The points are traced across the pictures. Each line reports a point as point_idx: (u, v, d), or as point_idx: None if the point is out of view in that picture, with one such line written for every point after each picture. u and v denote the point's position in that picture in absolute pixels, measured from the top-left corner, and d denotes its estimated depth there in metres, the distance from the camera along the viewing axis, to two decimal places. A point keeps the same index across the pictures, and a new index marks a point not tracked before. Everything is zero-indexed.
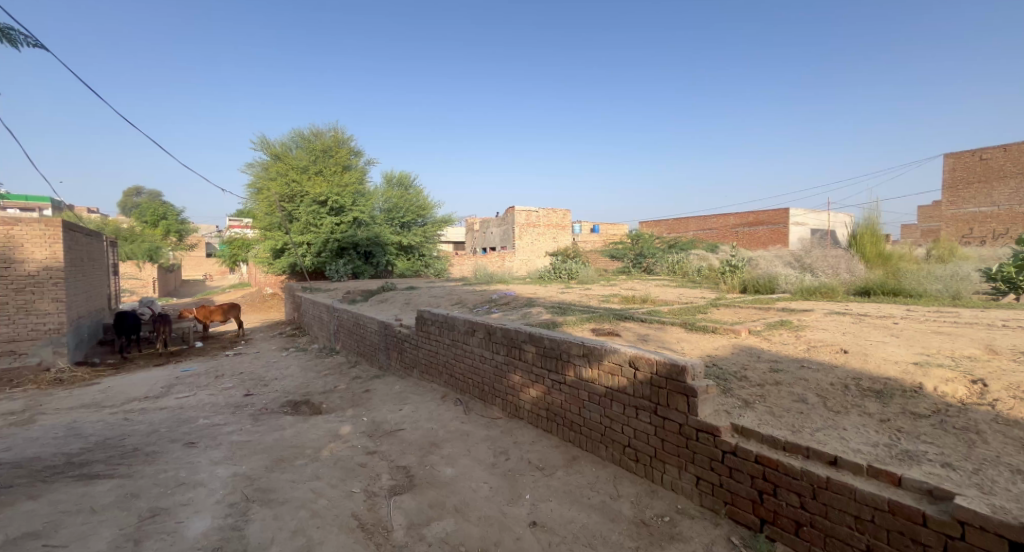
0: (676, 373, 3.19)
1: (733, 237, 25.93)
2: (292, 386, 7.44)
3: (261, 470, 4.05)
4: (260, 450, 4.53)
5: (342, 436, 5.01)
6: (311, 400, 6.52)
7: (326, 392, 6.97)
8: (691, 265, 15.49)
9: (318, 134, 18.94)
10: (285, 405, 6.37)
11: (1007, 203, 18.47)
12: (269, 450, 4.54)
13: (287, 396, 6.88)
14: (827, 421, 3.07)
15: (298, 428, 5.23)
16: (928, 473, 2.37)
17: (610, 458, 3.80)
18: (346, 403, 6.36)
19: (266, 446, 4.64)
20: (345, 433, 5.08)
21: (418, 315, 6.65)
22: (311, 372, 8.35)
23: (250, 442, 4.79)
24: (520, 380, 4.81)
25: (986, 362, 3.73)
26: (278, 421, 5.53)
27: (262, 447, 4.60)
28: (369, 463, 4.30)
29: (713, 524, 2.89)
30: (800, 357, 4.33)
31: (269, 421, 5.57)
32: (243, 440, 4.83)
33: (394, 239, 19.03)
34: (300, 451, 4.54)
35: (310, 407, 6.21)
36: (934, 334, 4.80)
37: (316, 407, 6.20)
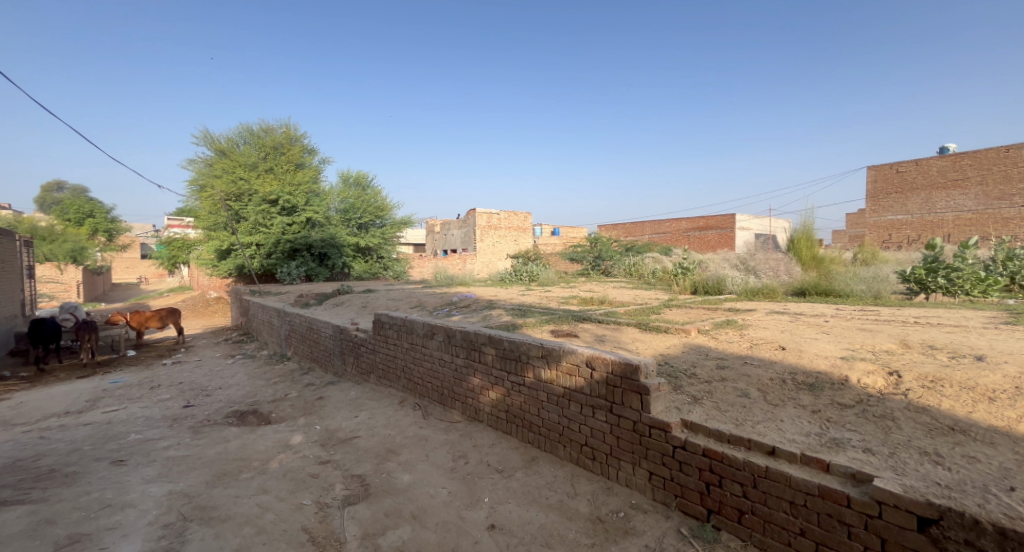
0: (630, 372, 3.32)
1: (685, 241, 27.05)
2: (238, 395, 7.11)
3: (201, 486, 3.85)
4: (199, 466, 4.30)
5: (293, 446, 4.85)
6: (259, 409, 6.27)
7: (276, 400, 6.70)
8: (646, 268, 16.06)
9: (269, 129, 18.21)
10: (230, 415, 6.08)
11: (919, 212, 20.34)
12: (210, 465, 4.32)
13: (231, 406, 6.56)
14: (767, 414, 3.28)
15: (244, 439, 5.01)
16: (852, 458, 2.59)
17: (568, 457, 3.89)
18: (298, 411, 6.14)
19: (208, 461, 4.41)
20: (296, 443, 4.92)
21: (376, 318, 6.53)
22: (259, 380, 8.00)
23: (188, 457, 4.53)
24: (479, 383, 4.83)
25: (900, 356, 4.12)
26: (221, 433, 5.27)
27: (202, 462, 4.37)
28: (321, 473, 4.18)
29: (665, 517, 3.02)
30: (743, 355, 4.61)
31: (211, 433, 5.30)
32: (181, 455, 4.57)
33: (351, 240, 18.52)
34: (246, 465, 4.35)
35: (258, 417, 5.96)
36: (859, 331, 5.23)
37: (266, 417, 5.95)
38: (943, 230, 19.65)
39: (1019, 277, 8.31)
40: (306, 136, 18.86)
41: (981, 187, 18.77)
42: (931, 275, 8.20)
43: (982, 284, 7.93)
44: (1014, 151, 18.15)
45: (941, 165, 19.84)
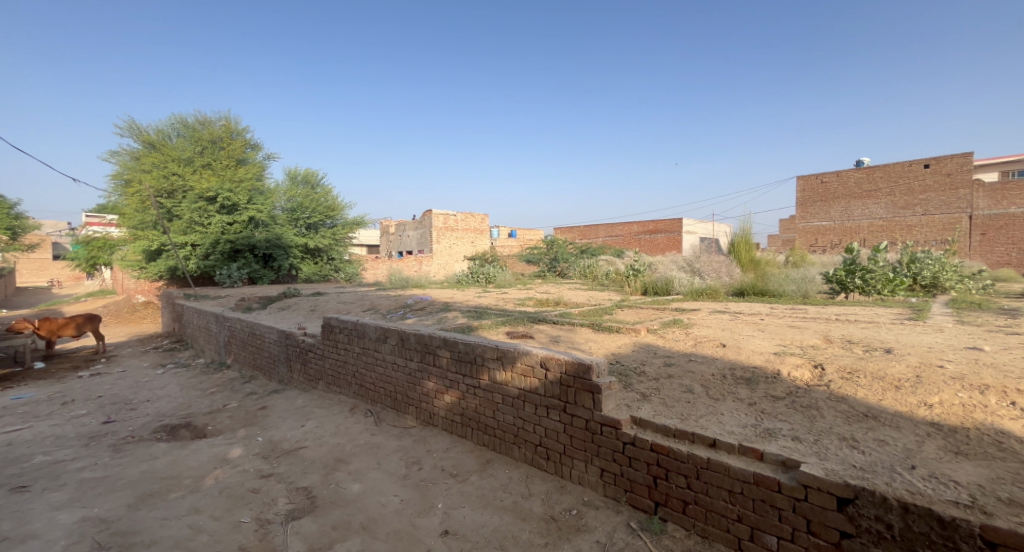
0: (582, 371, 3.40)
1: (636, 244, 27.92)
2: (168, 408, 6.64)
3: (122, 510, 3.57)
4: (120, 487, 3.98)
5: (231, 461, 4.60)
6: (193, 422, 5.89)
7: (213, 412, 6.32)
8: (600, 270, 16.47)
9: (207, 122, 17.18)
10: (158, 430, 5.68)
11: (840, 218, 22.09)
12: (134, 486, 4.01)
13: (160, 420, 6.13)
14: (709, 408, 3.47)
15: (174, 456, 4.70)
16: (783, 446, 2.78)
17: (522, 457, 3.93)
18: (238, 422, 5.83)
19: (131, 482, 4.09)
20: (234, 457, 4.67)
21: (325, 322, 6.32)
22: (193, 391, 7.52)
23: (108, 478, 4.19)
24: (433, 386, 4.78)
25: (825, 350, 4.47)
26: (147, 450, 4.91)
27: (124, 484, 4.05)
28: (263, 487, 4.00)
29: (615, 512, 3.13)
30: (687, 352, 4.85)
31: (136, 451, 4.93)
32: (98, 477, 4.22)
33: (299, 241, 17.80)
34: (176, 483, 4.08)
35: (192, 431, 5.59)
36: (791, 328, 5.63)
37: (201, 430, 5.60)
38: (859, 236, 21.45)
39: (920, 278, 9.23)
40: (248, 130, 17.92)
41: (891, 198, 20.69)
42: (850, 275, 8.95)
43: (891, 284, 8.76)
44: (916, 166, 20.09)
45: (857, 177, 21.59)
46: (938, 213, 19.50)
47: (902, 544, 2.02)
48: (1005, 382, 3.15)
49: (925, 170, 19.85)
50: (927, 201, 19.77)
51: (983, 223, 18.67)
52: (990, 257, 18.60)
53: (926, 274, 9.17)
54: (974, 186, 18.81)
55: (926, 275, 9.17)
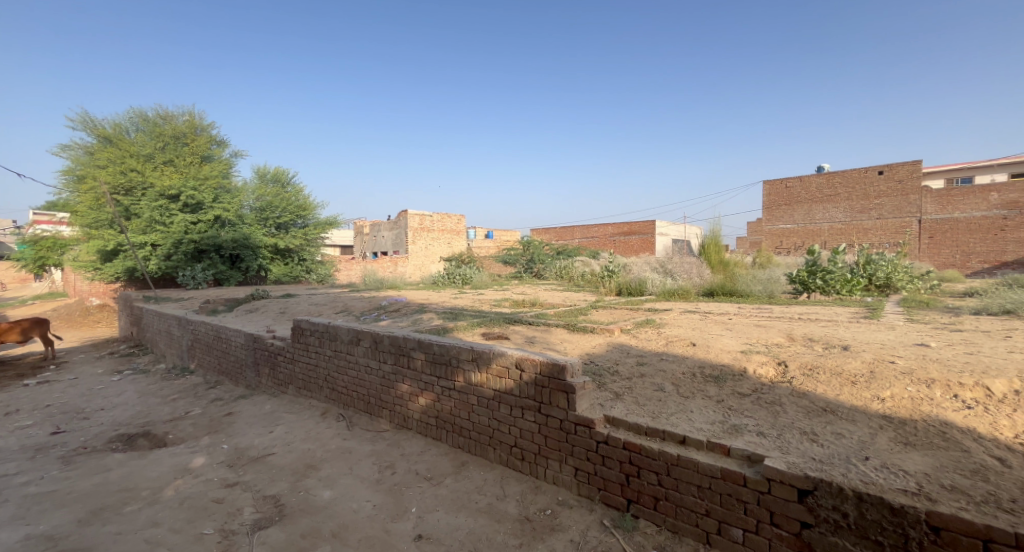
0: (557, 371, 3.43)
1: (611, 246, 28.28)
2: (124, 417, 6.36)
3: (71, 526, 3.41)
4: (70, 502, 3.80)
5: (193, 470, 4.44)
6: (152, 431, 5.66)
7: (174, 420, 6.09)
8: (576, 270, 16.63)
9: (169, 117, 16.56)
10: (113, 440, 5.43)
11: (803, 222, 22.92)
12: (85, 500, 3.83)
13: (116, 429, 5.86)
14: (678, 406, 3.55)
15: (131, 467, 4.51)
16: (748, 442, 2.88)
17: (498, 459, 3.93)
18: (201, 430, 5.63)
19: (82, 496, 3.91)
20: (196, 467, 4.51)
21: (295, 325, 6.17)
22: (152, 398, 7.22)
23: (56, 492, 3.99)
24: (408, 389, 4.73)
25: (789, 347, 4.64)
26: (101, 462, 4.69)
27: (74, 498, 3.86)
28: (228, 497, 3.88)
29: (589, 510, 3.16)
30: (659, 352, 4.95)
31: (88, 463, 4.70)
32: (46, 491, 4.01)
33: (268, 241, 17.33)
34: (133, 496, 3.91)
35: (151, 440, 5.37)
36: (757, 327, 5.82)
37: (160, 439, 5.38)
38: (820, 238, 22.33)
39: (875, 278, 9.66)
40: (214, 126, 17.38)
41: (849, 203, 21.61)
42: (811, 276, 9.32)
43: (849, 284, 9.16)
44: (871, 173, 21.06)
45: (818, 183, 22.46)
46: (891, 217, 20.51)
47: (857, 531, 2.12)
48: (948, 376, 3.33)
49: (879, 176, 20.85)
50: (880, 206, 20.75)
51: (932, 227, 19.71)
52: (937, 258, 19.69)
53: (880, 275, 9.62)
54: (923, 191, 19.84)
55: (880, 276, 9.61)
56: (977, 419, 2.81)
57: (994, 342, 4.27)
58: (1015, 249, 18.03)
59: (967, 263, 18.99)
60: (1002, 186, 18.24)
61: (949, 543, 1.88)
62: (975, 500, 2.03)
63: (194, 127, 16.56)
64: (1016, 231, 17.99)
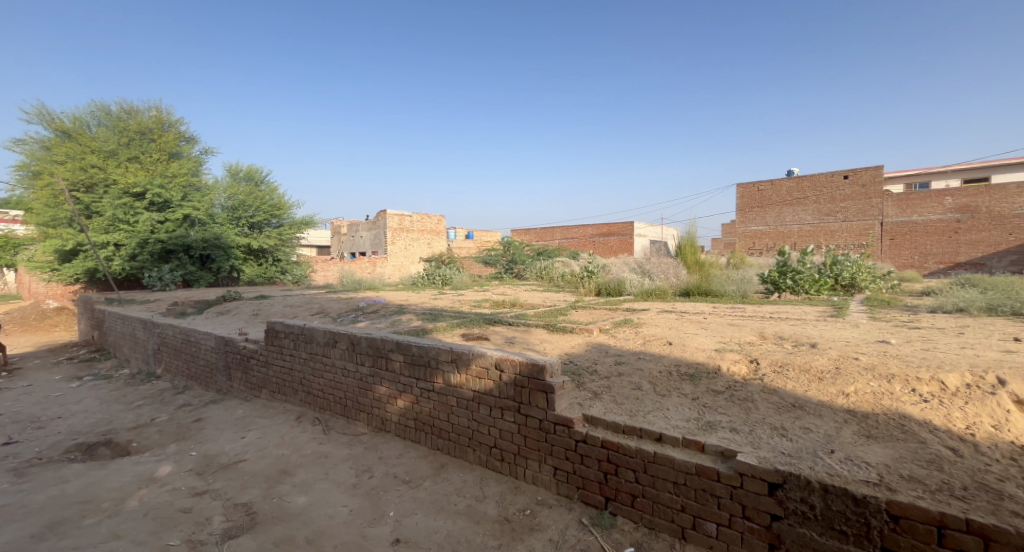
0: (536, 372, 3.45)
1: (590, 246, 28.53)
2: (85, 425, 6.11)
3: (24, 542, 3.26)
4: (24, 516, 3.64)
5: (159, 479, 4.30)
6: (114, 439, 5.46)
7: (139, 427, 5.89)
8: (556, 271, 16.73)
9: (134, 112, 16.05)
10: (73, 450, 5.22)
11: (774, 224, 23.57)
12: (41, 514, 3.67)
13: (75, 438, 5.63)
14: (655, 404, 3.61)
15: (91, 478, 4.34)
16: (722, 438, 2.95)
17: (477, 460, 3.93)
18: (168, 437, 5.46)
19: (38, 510, 3.75)
20: (162, 475, 4.37)
21: (269, 327, 6.05)
22: (115, 405, 6.96)
23: (9, 507, 3.81)
24: (386, 391, 4.69)
25: (760, 345, 4.78)
26: (59, 473, 4.51)
27: (29, 512, 3.70)
28: (197, 506, 3.77)
29: (568, 509, 3.19)
30: (637, 351, 5.03)
31: (45, 474, 4.51)
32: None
33: (241, 241, 16.85)
34: (93, 507, 3.77)
35: (113, 449, 5.18)
36: (731, 326, 5.97)
37: (123, 447, 5.19)
38: (790, 240, 23.01)
39: (841, 278, 10.01)
40: (183, 122, 16.91)
41: (817, 205, 22.33)
42: (782, 276, 9.63)
43: (816, 284, 9.48)
44: (836, 177, 21.80)
45: (789, 186, 23.13)
46: (856, 220, 21.29)
47: (823, 522, 2.19)
48: (907, 371, 3.49)
49: (844, 181, 21.59)
50: (846, 209, 21.50)
51: (893, 229, 20.53)
52: (898, 259, 20.53)
53: (846, 275, 9.96)
54: (885, 195, 20.64)
55: (846, 276, 9.97)
56: (933, 412, 2.94)
57: (949, 339, 4.48)
58: (968, 251, 18.97)
59: (924, 264, 19.86)
60: (956, 191, 19.14)
61: (907, 531, 1.97)
62: (931, 488, 2.13)
63: (162, 123, 16.12)
64: (969, 234, 18.91)
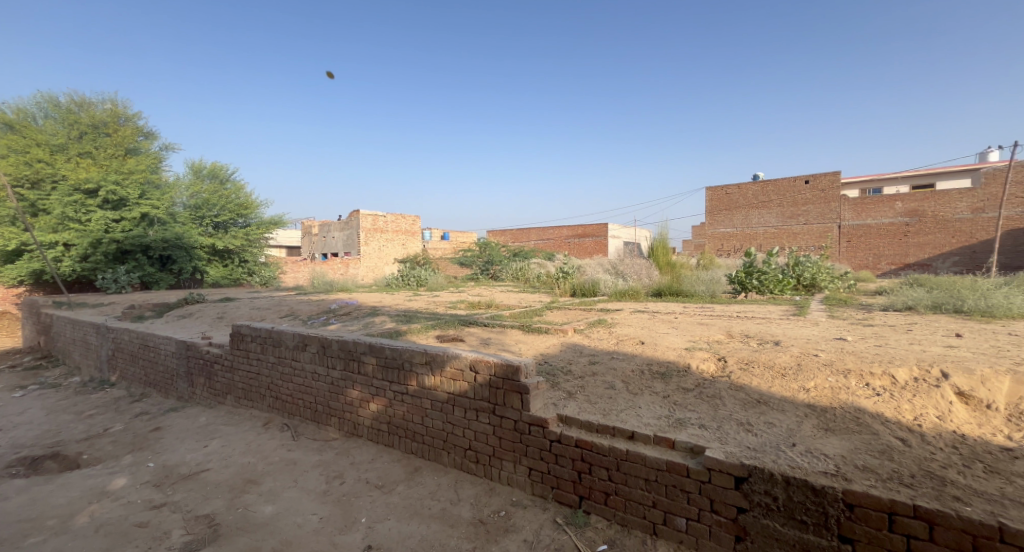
0: (511, 372, 3.46)
1: (566, 247, 28.76)
2: (29, 438, 5.79)
3: None
4: None
5: (112, 493, 4.12)
6: (63, 452, 5.19)
7: (91, 438, 5.61)
8: (531, 272, 16.79)
9: (86, 105, 15.35)
10: (16, 465, 4.93)
11: (741, 226, 24.29)
12: None
13: (19, 452, 5.32)
14: (627, 402, 3.68)
15: (37, 494, 4.12)
16: (691, 434, 3.02)
17: (451, 463, 3.91)
18: (122, 448, 5.22)
19: None
20: (116, 489, 4.18)
21: (234, 330, 5.86)
22: (64, 415, 6.61)
23: None
24: (358, 395, 4.61)
25: (728, 343, 4.92)
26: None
27: None
28: (155, 519, 3.63)
29: (542, 509, 3.21)
30: (610, 350, 5.10)
31: None
32: None
33: (204, 241, 16.42)
34: (37, 526, 3.58)
35: (61, 462, 4.92)
36: (700, 325, 6.13)
37: (73, 460, 4.94)
38: (756, 242, 23.77)
39: (803, 279, 10.39)
40: (141, 116, 16.31)
41: (781, 208, 23.14)
42: (748, 277, 9.96)
43: (780, 284, 9.83)
44: (798, 182, 22.62)
45: (755, 190, 23.87)
46: (816, 223, 22.16)
47: (785, 513, 2.27)
48: (862, 366, 3.66)
49: (805, 185, 22.43)
50: (807, 212, 22.34)
51: (850, 232, 21.45)
52: (855, 260, 21.47)
53: (807, 275, 10.36)
54: (842, 199, 21.56)
55: (807, 276, 10.36)
56: (885, 404, 3.10)
57: (899, 335, 4.72)
58: (916, 252, 20.05)
59: (878, 265, 20.87)
60: (906, 196, 20.17)
61: (861, 518, 2.07)
62: (884, 477, 2.24)
63: (116, 116, 15.46)
64: (918, 236, 19.98)
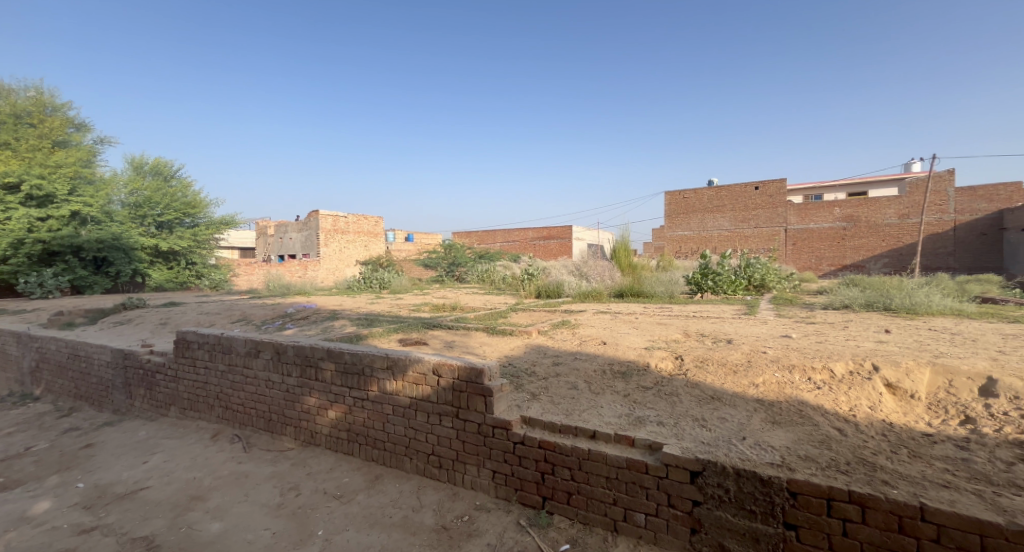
0: (475, 375, 3.44)
1: (531, 249, 28.94)
2: None
3: None
4: None
5: (35, 519, 3.80)
6: None
7: (12, 459, 5.17)
8: (496, 273, 16.80)
9: (7, 94, 14.31)
10: None
11: (698, 230, 25.17)
12: None
13: None
14: (590, 402, 3.73)
15: None
16: (650, 431, 3.09)
17: (414, 469, 3.84)
18: (48, 468, 4.83)
19: None
20: (39, 514, 3.87)
21: (179, 338, 5.55)
22: None
23: None
24: (316, 402, 4.46)
25: (686, 342, 5.07)
26: None
27: None
28: (85, 544, 3.38)
29: (506, 511, 3.20)
30: (573, 351, 5.16)
31: None
32: None
33: (146, 241, 15.54)
34: None
35: None
36: (659, 325, 6.30)
37: None
38: (711, 244, 24.69)
39: (754, 279, 10.86)
40: (71, 106, 15.30)
41: (734, 212, 24.12)
42: (704, 278, 10.35)
43: (733, 284, 10.26)
44: (749, 188, 23.68)
45: (710, 195, 24.78)
46: (766, 226, 23.25)
47: (736, 503, 2.36)
48: (805, 361, 3.87)
49: (756, 191, 23.50)
50: (758, 217, 23.41)
51: (795, 236, 22.62)
52: (800, 262, 22.65)
53: (758, 276, 10.84)
54: (788, 204, 22.74)
55: (757, 277, 10.84)
56: (825, 396, 3.28)
57: (837, 332, 5.02)
58: (853, 254, 21.39)
59: (820, 266, 22.14)
60: (843, 202, 21.50)
61: (803, 505, 2.18)
62: (823, 466, 2.37)
63: (42, 106, 14.48)
64: (854, 240, 21.33)
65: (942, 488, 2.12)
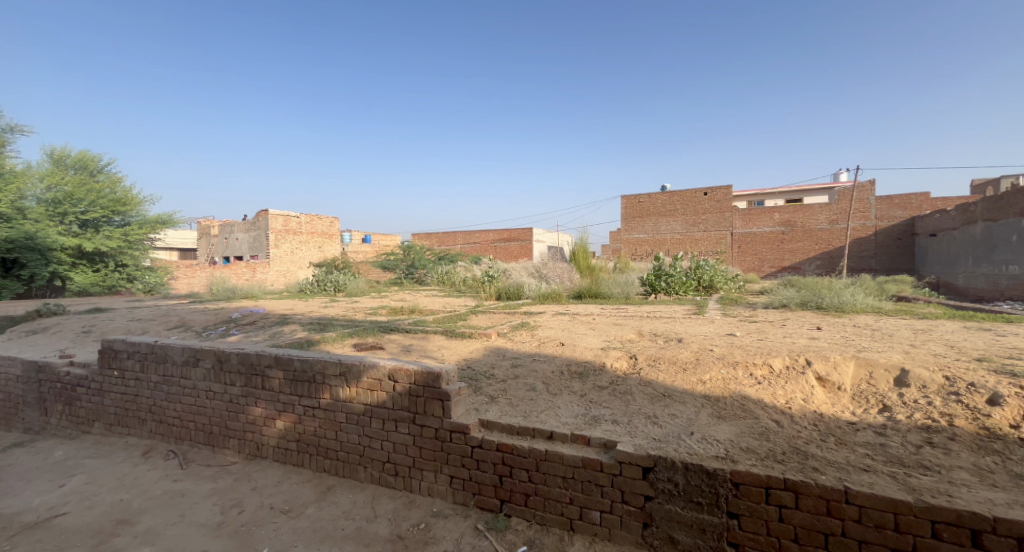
0: (431, 380, 3.38)
1: (492, 251, 28.98)
2: None
3: None
4: None
5: None
6: None
7: None
8: (456, 275, 16.71)
9: None
10: None
11: (652, 232, 25.98)
12: None
13: None
14: (547, 403, 3.76)
15: None
16: (605, 430, 3.15)
17: (368, 478, 3.73)
18: None
19: None
20: None
21: (106, 347, 5.14)
22: None
23: None
24: (262, 412, 4.26)
25: (640, 342, 5.21)
26: None
27: None
28: None
29: (463, 517, 3.16)
30: (532, 353, 5.19)
31: None
32: None
33: (68, 241, 14.34)
34: None
35: None
36: (615, 325, 6.44)
37: None
38: (665, 247, 25.54)
39: (703, 280, 11.32)
40: None
41: (685, 216, 25.09)
42: (658, 279, 10.69)
43: (685, 285, 10.67)
44: (699, 193, 24.69)
45: (663, 199, 25.66)
46: (714, 230, 24.31)
47: (684, 496, 2.44)
48: (747, 357, 4.07)
49: (705, 196, 24.53)
50: (707, 221, 24.45)
51: (740, 239, 23.79)
52: (744, 263, 23.81)
53: (706, 277, 11.31)
54: (734, 210, 23.88)
55: (706, 278, 11.30)
56: (765, 390, 3.46)
57: (777, 330, 5.31)
58: (790, 257, 22.74)
59: (762, 268, 23.39)
60: (783, 208, 22.82)
61: (745, 494, 2.28)
62: (762, 456, 2.49)
63: None
64: (792, 243, 22.69)
65: (863, 472, 2.28)
